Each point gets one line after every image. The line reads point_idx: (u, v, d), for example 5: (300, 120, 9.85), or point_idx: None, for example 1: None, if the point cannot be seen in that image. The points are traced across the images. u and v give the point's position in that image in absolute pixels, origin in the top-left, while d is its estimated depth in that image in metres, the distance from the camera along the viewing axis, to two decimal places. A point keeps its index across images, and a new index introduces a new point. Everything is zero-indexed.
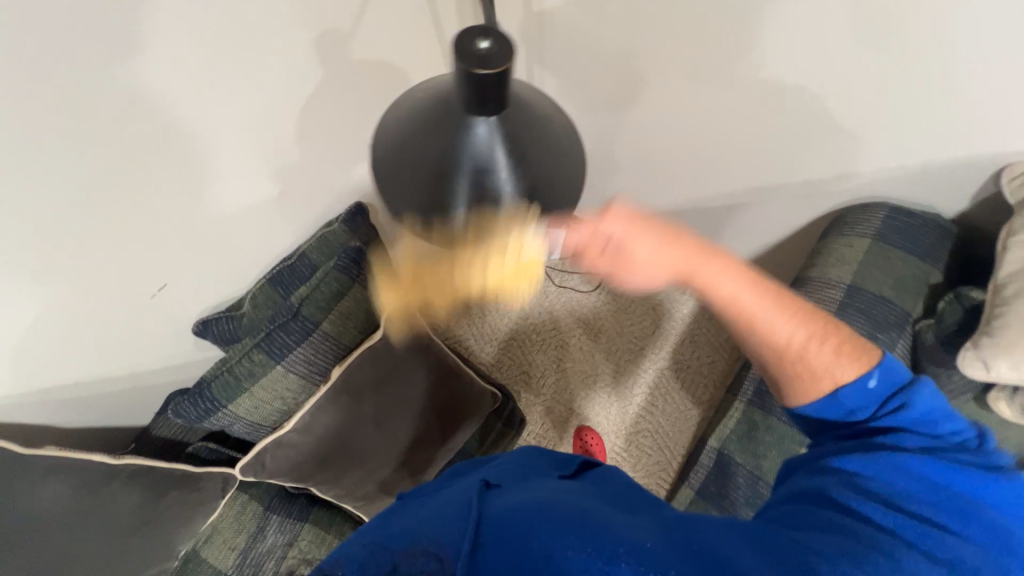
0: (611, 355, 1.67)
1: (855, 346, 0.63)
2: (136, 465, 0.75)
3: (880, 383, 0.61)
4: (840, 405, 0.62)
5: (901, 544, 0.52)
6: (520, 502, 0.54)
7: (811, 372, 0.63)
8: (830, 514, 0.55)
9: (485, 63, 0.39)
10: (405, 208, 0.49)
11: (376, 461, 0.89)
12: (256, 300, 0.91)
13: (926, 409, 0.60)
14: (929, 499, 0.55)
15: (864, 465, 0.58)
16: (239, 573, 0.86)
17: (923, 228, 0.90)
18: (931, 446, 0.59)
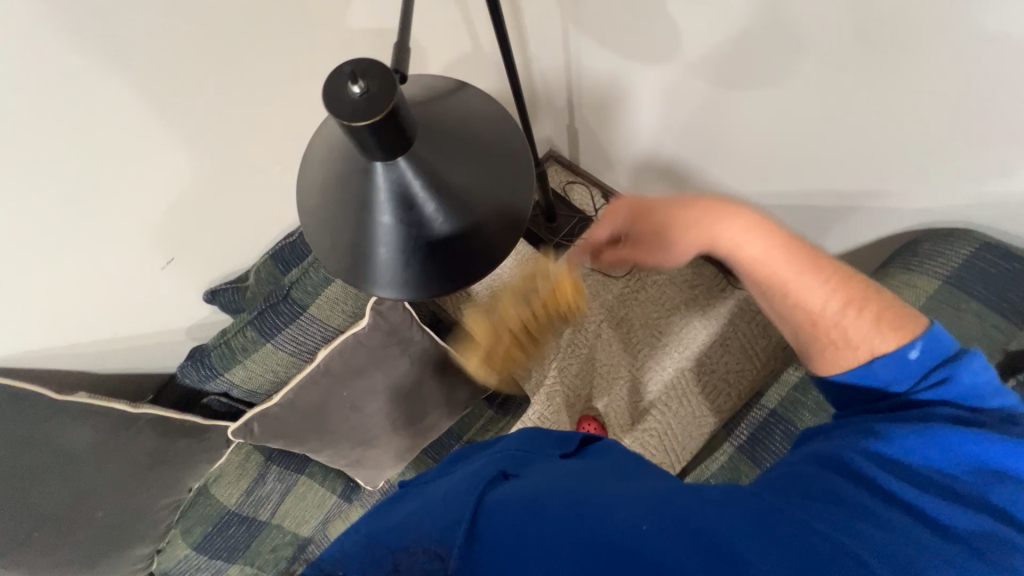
0: (633, 346, 1.60)
1: (891, 312, 0.62)
2: (151, 414, 0.87)
3: (923, 353, 0.59)
4: (875, 376, 0.60)
5: (927, 525, 0.48)
6: (522, 489, 0.50)
7: (845, 340, 0.62)
8: (852, 486, 0.51)
9: (354, 116, 0.34)
10: (326, 246, 0.46)
11: (355, 438, 0.95)
12: (259, 274, 0.94)
13: (970, 385, 0.58)
14: (964, 470, 0.52)
15: (899, 441, 0.55)
16: (241, 508, 0.99)
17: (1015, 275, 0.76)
18: (970, 420, 0.57)
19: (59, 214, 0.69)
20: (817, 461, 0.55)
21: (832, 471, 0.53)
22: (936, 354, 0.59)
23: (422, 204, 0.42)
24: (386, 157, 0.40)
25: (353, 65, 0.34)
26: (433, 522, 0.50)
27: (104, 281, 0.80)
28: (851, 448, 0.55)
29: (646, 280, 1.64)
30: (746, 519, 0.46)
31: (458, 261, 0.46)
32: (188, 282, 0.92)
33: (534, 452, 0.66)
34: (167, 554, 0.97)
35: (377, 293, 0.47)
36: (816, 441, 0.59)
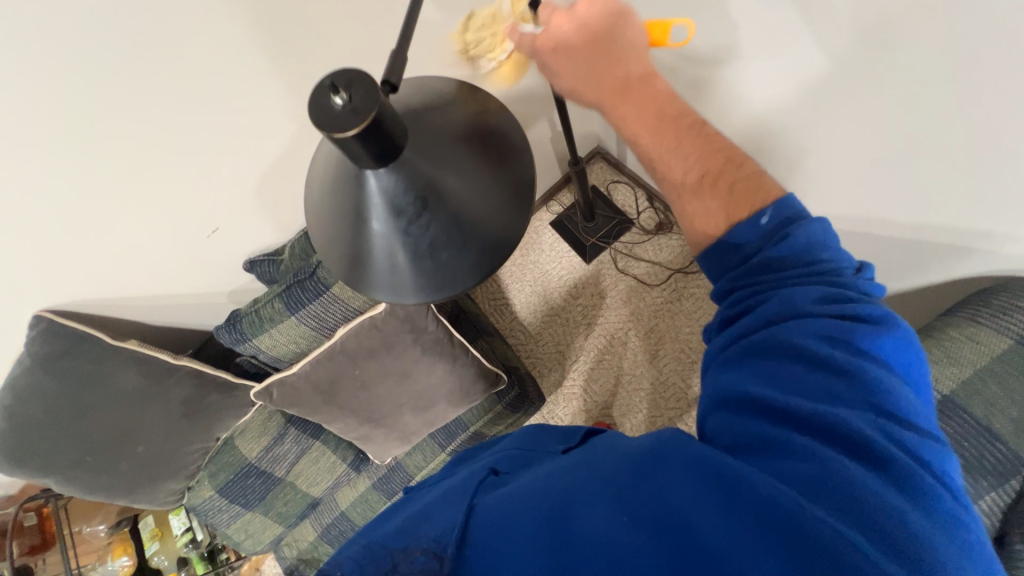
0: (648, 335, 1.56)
1: (752, 178, 0.52)
2: (188, 368, 0.96)
3: (775, 218, 0.50)
4: (727, 245, 0.52)
5: (859, 462, 0.41)
6: (513, 492, 0.52)
7: (700, 212, 0.53)
8: (761, 424, 0.45)
9: (340, 124, 0.34)
10: (325, 243, 0.48)
11: (363, 415, 0.99)
12: (292, 249, 1.00)
13: (812, 243, 0.48)
14: (865, 376, 0.44)
15: (794, 350, 0.45)
16: (260, 463, 1.08)
17: None
18: (847, 301, 0.46)
19: (117, 189, 0.76)
20: (731, 405, 0.47)
21: (741, 418, 0.46)
22: (785, 218, 0.49)
23: (412, 213, 0.42)
24: (377, 165, 0.39)
25: (334, 77, 0.34)
26: (430, 531, 0.52)
27: (155, 245, 0.88)
28: (753, 379, 0.46)
29: (683, 289, 1.56)
30: (711, 490, 0.43)
31: (449, 270, 0.45)
32: (230, 250, 0.99)
33: (532, 453, 0.67)
34: (194, 493, 1.07)
35: (373, 296, 0.48)
36: (719, 369, 0.51)
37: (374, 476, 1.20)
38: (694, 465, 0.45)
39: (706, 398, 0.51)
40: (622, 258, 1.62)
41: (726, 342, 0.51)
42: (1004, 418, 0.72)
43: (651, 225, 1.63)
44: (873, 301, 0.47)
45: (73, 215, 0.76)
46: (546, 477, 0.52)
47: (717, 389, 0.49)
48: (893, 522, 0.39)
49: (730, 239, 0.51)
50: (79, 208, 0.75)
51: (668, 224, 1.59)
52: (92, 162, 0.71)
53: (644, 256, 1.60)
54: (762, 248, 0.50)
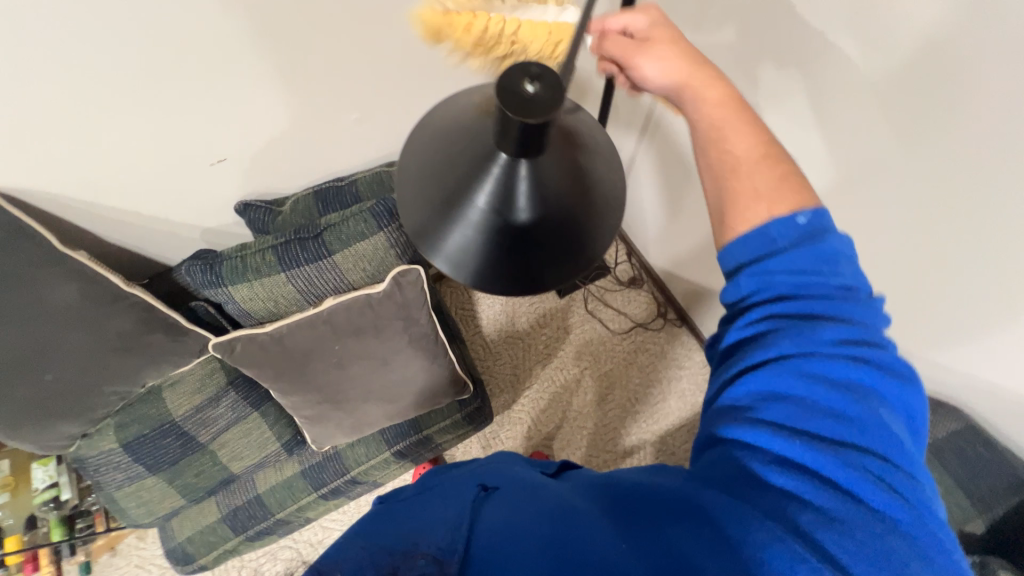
0: (602, 376, 1.63)
1: (801, 179, 0.55)
2: (137, 299, 0.84)
3: (809, 223, 0.52)
4: (762, 239, 0.52)
5: (840, 498, 0.45)
6: (514, 519, 0.52)
7: (749, 194, 0.54)
8: (751, 458, 0.49)
9: (522, 111, 0.36)
10: (411, 204, 0.48)
11: (325, 394, 0.93)
12: (296, 203, 0.97)
13: (830, 259, 0.51)
14: (851, 413, 0.48)
15: (785, 388, 0.50)
16: (184, 423, 0.96)
17: (992, 470, 0.75)
18: (846, 335, 0.50)
19: (129, 75, 0.68)
20: (722, 434, 0.52)
21: (729, 448, 0.51)
22: (815, 229, 0.52)
23: (519, 203, 0.44)
24: (518, 154, 0.41)
25: (537, 67, 0.36)
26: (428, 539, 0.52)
27: (149, 154, 0.80)
28: (744, 412, 0.51)
29: (641, 343, 1.67)
30: (691, 520, 0.47)
31: (527, 265, 0.47)
32: (227, 185, 0.92)
33: (514, 472, 0.68)
34: (92, 441, 0.92)
35: (436, 262, 0.48)
36: (716, 401, 0.55)
37: (307, 462, 1.10)
38: (676, 500, 0.49)
39: (706, 429, 0.55)
40: (593, 300, 1.71)
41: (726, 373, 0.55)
42: None
43: (625, 277, 1.74)
44: (872, 341, 0.51)
45: (63, 85, 0.66)
46: (540, 508, 0.54)
47: (712, 419, 0.55)
48: (862, 548, 0.43)
49: (768, 230, 0.52)
50: (85, 88, 0.67)
51: (640, 281, 1.72)
52: (125, 45, 0.64)
53: (613, 305, 1.70)
54: (792, 247, 0.52)
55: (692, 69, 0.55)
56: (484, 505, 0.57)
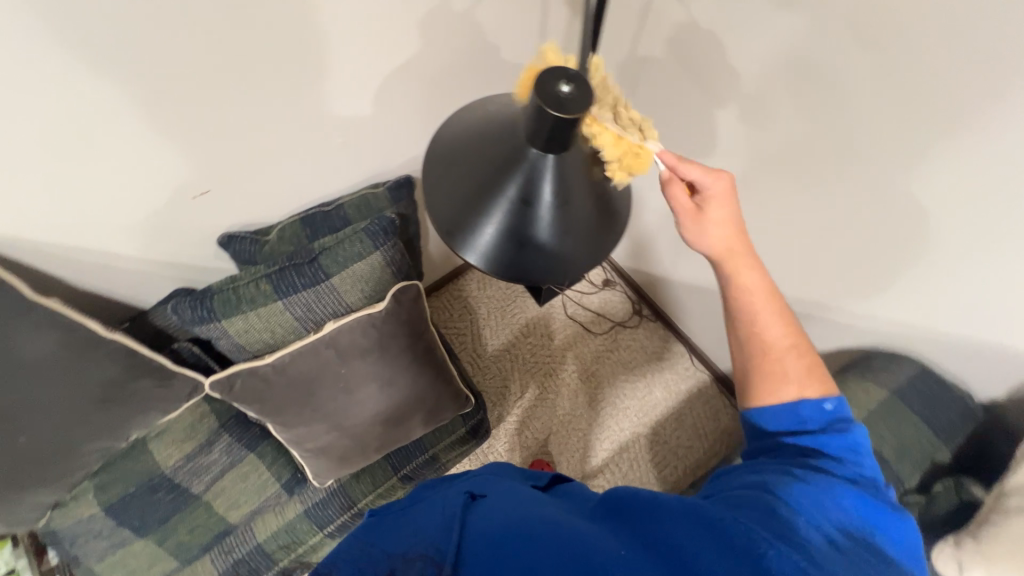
0: (588, 379, 1.68)
1: (822, 369, 0.64)
2: (121, 344, 0.79)
3: (834, 409, 0.61)
4: (795, 413, 0.62)
5: (851, 567, 0.47)
6: (507, 518, 0.54)
7: (782, 377, 0.64)
8: (777, 504, 0.51)
9: (563, 108, 0.40)
10: (441, 208, 0.51)
11: (332, 421, 0.90)
12: (283, 231, 0.95)
13: (856, 442, 0.60)
14: (861, 514, 0.53)
15: (811, 481, 0.54)
16: (175, 475, 0.89)
17: (947, 402, 0.85)
18: (859, 476, 0.57)
19: (111, 110, 0.65)
20: (755, 486, 0.55)
21: (761, 493, 0.53)
22: (841, 418, 0.61)
23: (547, 199, 0.48)
24: (546, 149, 0.46)
25: (568, 71, 0.41)
26: (428, 542, 0.54)
27: (127, 193, 0.76)
28: (777, 477, 0.55)
29: (621, 344, 1.74)
30: (709, 534, 0.47)
31: (555, 259, 0.51)
32: (209, 219, 0.88)
33: (504, 481, 0.68)
34: (67, 510, 0.83)
35: (468, 260, 0.51)
36: (747, 472, 0.59)
37: (309, 501, 1.05)
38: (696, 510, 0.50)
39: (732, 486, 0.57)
40: (571, 304, 1.77)
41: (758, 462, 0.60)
42: (889, 447, 0.84)
43: (599, 280, 1.82)
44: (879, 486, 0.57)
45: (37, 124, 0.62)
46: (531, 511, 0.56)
47: (744, 478, 0.57)
48: None
49: (799, 411, 0.61)
50: (60, 125, 0.63)
51: (613, 282, 1.80)
52: (109, 87, 0.62)
53: (591, 307, 1.77)
54: (821, 428, 0.61)
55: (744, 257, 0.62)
56: (470, 513, 0.57)
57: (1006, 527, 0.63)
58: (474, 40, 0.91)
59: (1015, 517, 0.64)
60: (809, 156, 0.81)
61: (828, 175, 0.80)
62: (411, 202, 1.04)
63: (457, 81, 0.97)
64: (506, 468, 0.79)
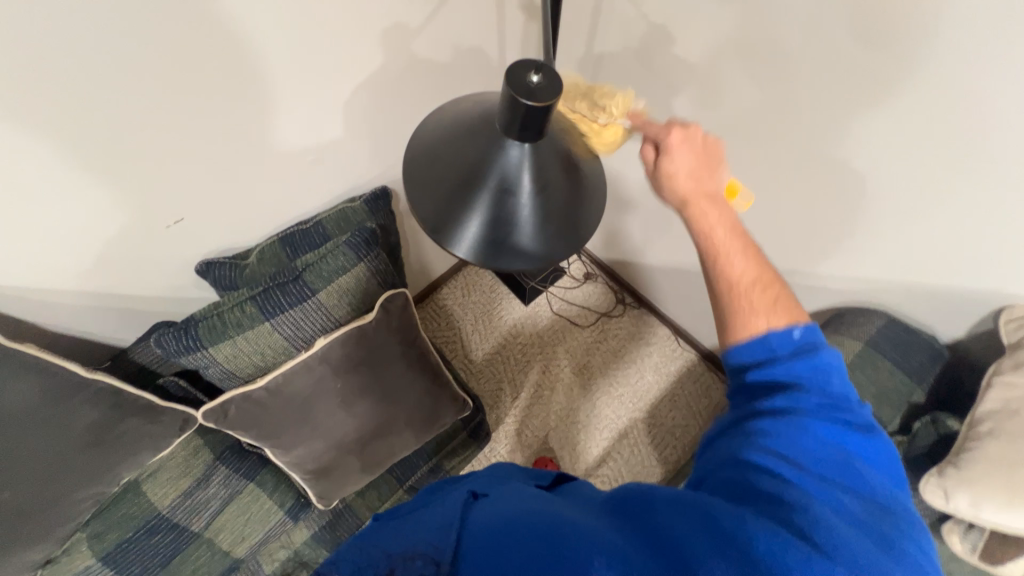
0: (580, 371, 1.71)
1: (791, 299, 0.63)
2: (103, 383, 0.76)
3: (803, 336, 0.61)
4: (766, 346, 0.61)
5: (832, 516, 0.50)
6: (502, 514, 0.57)
7: (749, 310, 0.62)
8: (756, 476, 0.54)
9: (534, 96, 0.42)
10: (426, 206, 0.52)
11: (332, 438, 0.89)
12: (263, 253, 0.94)
13: (824, 364, 0.60)
14: (831, 454, 0.56)
15: (783, 432, 0.56)
16: (173, 514, 0.86)
17: (916, 346, 0.91)
18: (829, 405, 0.59)
19: (78, 150, 0.64)
20: (732, 460, 0.57)
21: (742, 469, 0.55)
22: (810, 345, 0.61)
23: (526, 190, 0.50)
24: (519, 137, 0.48)
25: (536, 62, 0.43)
26: (428, 539, 0.57)
27: (97, 229, 0.73)
28: (750, 443, 0.57)
29: (609, 334, 1.77)
30: (695, 522, 0.49)
31: (541, 245, 0.53)
32: (187, 246, 0.86)
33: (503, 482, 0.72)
34: (58, 567, 0.78)
35: (457, 254, 0.52)
36: (725, 439, 0.61)
37: (315, 525, 1.03)
38: (684, 501, 0.52)
39: (715, 461, 0.59)
40: (557, 300, 1.79)
41: (735, 418, 0.62)
42: (869, 393, 0.90)
43: (580, 274, 1.86)
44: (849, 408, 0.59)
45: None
46: (528, 504, 0.59)
47: (726, 446, 0.59)
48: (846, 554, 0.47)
49: (769, 341, 0.61)
50: (22, 169, 0.61)
51: (594, 274, 1.84)
52: (72, 126, 0.61)
53: (575, 301, 1.80)
54: (791, 357, 0.60)
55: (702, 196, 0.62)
56: (470, 512, 0.61)
57: (982, 449, 0.69)
58: (435, 48, 0.93)
59: (989, 441, 0.69)
60: (766, 131, 0.86)
61: (782, 146, 0.86)
62: (389, 212, 1.05)
63: (423, 91, 0.98)
64: (508, 469, 0.80)
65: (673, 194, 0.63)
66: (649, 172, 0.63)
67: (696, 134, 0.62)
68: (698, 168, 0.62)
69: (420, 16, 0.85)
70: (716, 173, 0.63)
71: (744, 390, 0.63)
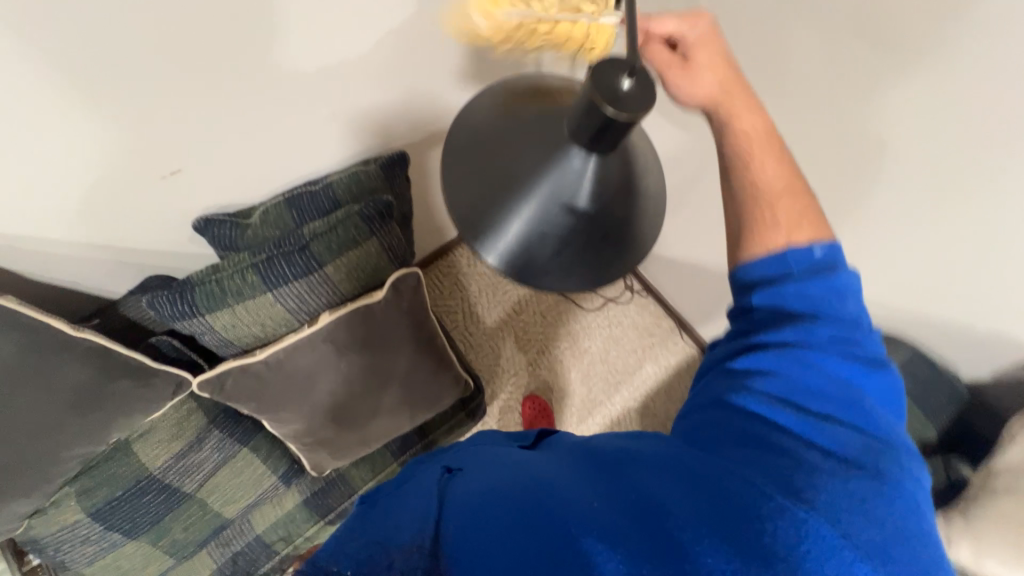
0: (577, 352, 1.69)
1: (816, 210, 0.56)
2: (93, 343, 0.72)
3: (825, 254, 0.54)
4: (784, 263, 0.53)
5: (827, 462, 0.47)
6: (485, 484, 0.50)
7: (774, 224, 0.54)
8: (745, 426, 0.50)
9: (619, 105, 0.35)
10: (465, 207, 0.45)
11: (331, 417, 0.86)
12: (267, 213, 0.86)
13: (844, 287, 0.54)
14: (832, 392, 0.51)
15: (782, 369, 0.52)
16: (164, 476, 0.84)
17: (938, 383, 0.89)
18: (841, 336, 0.53)
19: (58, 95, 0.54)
20: (722, 407, 0.53)
21: (733, 415, 0.51)
22: (829, 262, 0.54)
23: (581, 204, 0.43)
24: (589, 147, 0.41)
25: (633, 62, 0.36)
26: (410, 524, 0.49)
27: (85, 176, 0.65)
28: (745, 385, 0.53)
29: (612, 320, 1.74)
30: (682, 483, 0.46)
31: (589, 265, 0.46)
32: (185, 200, 0.77)
33: (483, 450, 0.65)
34: (48, 517, 0.78)
35: (493, 264, 0.45)
36: (717, 377, 0.57)
37: (308, 491, 1.02)
38: (671, 463, 0.48)
39: (704, 402, 0.55)
40: None
41: (732, 351, 0.57)
42: None
43: None
44: (857, 337, 0.54)
45: None
46: (507, 471, 0.53)
47: (717, 390, 0.55)
48: (838, 502, 0.44)
49: (790, 251, 0.53)
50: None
51: None
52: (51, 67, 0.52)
53: None
54: (806, 275, 0.53)
55: (732, 94, 0.52)
56: (448, 486, 0.53)
57: (994, 507, 0.69)
58: None
59: (1003, 499, 0.69)
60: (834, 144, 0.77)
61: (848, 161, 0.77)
62: (406, 179, 0.96)
63: None
64: (494, 433, 0.76)
65: (693, 93, 0.52)
66: (666, 72, 0.51)
67: (718, 35, 0.52)
68: (724, 62, 0.52)
69: None
70: (741, 71, 0.53)
71: (748, 318, 0.57)
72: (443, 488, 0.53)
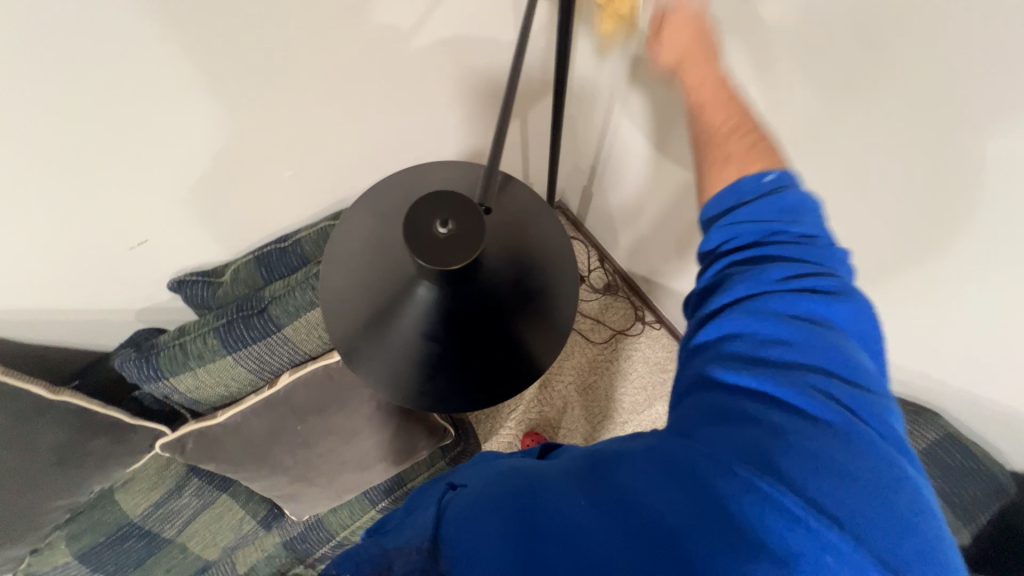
0: (583, 388, 1.62)
1: (773, 144, 0.50)
2: (71, 405, 0.76)
3: (777, 180, 0.47)
4: (731, 199, 0.48)
5: (806, 426, 0.41)
6: (494, 494, 0.46)
7: (726, 159, 0.50)
8: (715, 398, 0.44)
9: (429, 255, 0.36)
10: (340, 323, 0.44)
11: (295, 472, 0.88)
12: (237, 272, 0.88)
13: (795, 205, 0.47)
14: (808, 344, 0.43)
15: (743, 328, 0.45)
16: (144, 522, 0.89)
17: (979, 479, 0.74)
18: (804, 277, 0.45)
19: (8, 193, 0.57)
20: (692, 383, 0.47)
21: (698, 390, 0.45)
22: (783, 188, 0.47)
23: (438, 332, 0.41)
24: (435, 281, 0.39)
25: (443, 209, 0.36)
26: (405, 536, 0.47)
27: (56, 258, 0.69)
28: (709, 353, 0.46)
29: (622, 353, 1.64)
30: (668, 477, 0.41)
31: (467, 387, 0.42)
32: (157, 264, 0.80)
33: (483, 462, 0.60)
34: (43, 557, 0.84)
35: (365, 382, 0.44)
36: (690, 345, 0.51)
37: (288, 534, 1.05)
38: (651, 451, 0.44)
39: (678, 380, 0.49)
40: None
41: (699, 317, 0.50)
42: None
43: (600, 284, 1.70)
44: (824, 269, 0.45)
45: None
46: (513, 481, 0.48)
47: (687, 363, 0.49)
48: (820, 472, 0.39)
49: (737, 190, 0.48)
50: None
51: (615, 286, 1.68)
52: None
53: (591, 314, 1.66)
54: (754, 203, 0.47)
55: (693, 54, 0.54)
56: (447, 503, 0.49)
57: None
58: (435, 52, 0.75)
59: None
60: (838, 198, 0.65)
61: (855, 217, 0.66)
62: None
63: (420, 100, 0.82)
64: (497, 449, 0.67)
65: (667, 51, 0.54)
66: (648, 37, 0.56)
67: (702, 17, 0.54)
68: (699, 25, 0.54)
69: (416, 15, 0.67)
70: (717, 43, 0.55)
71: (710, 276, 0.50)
72: (443, 504, 0.49)
